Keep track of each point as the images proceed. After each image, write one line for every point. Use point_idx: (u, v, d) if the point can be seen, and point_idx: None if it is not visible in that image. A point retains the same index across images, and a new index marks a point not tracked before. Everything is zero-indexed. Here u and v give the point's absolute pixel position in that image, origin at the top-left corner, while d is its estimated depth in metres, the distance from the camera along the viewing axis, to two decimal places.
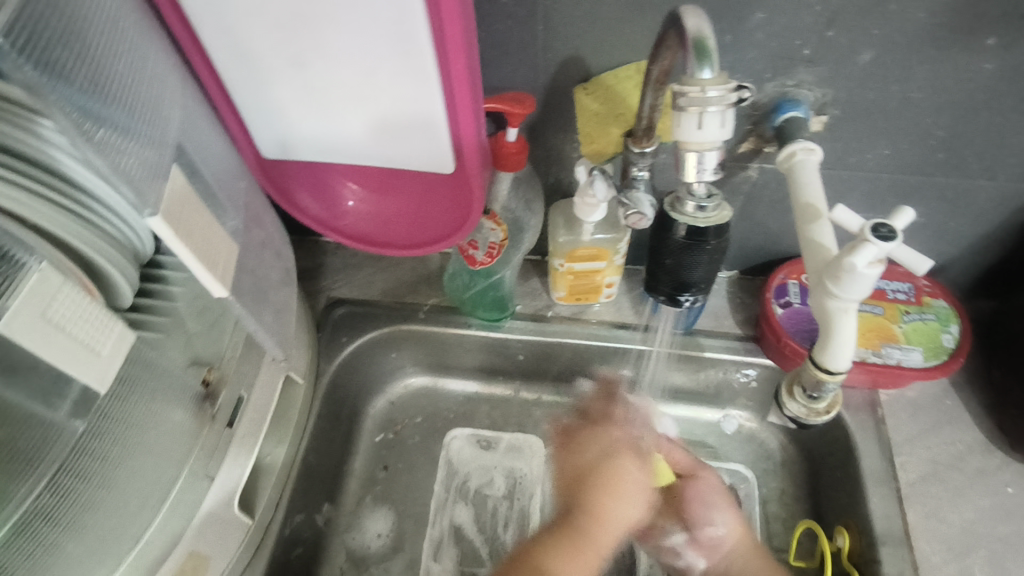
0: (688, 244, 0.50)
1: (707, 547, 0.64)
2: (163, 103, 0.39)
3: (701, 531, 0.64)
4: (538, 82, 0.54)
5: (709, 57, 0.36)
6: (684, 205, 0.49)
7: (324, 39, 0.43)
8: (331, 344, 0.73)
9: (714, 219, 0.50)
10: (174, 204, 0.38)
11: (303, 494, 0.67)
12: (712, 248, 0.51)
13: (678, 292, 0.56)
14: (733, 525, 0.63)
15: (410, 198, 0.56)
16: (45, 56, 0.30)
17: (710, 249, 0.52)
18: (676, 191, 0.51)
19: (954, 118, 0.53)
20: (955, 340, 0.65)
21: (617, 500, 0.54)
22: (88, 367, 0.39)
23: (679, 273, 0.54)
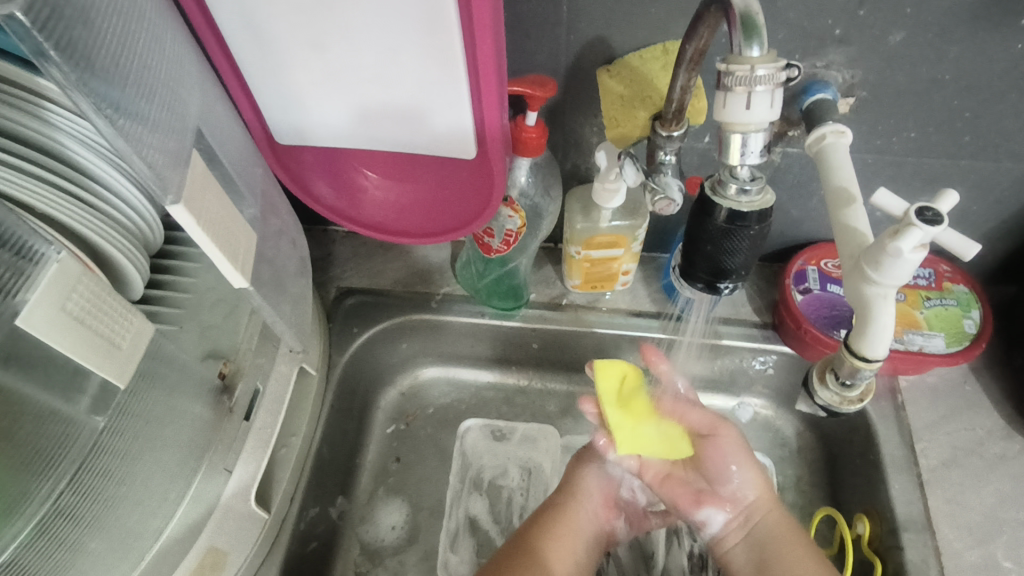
0: (728, 230, 0.49)
1: (728, 500, 0.61)
2: (182, 87, 0.38)
3: (721, 486, 0.62)
4: (559, 63, 0.53)
5: (758, 32, 0.35)
6: (727, 188, 0.48)
7: (345, 20, 0.41)
8: (343, 335, 0.72)
9: (758, 203, 0.48)
10: (194, 192, 0.36)
11: (317, 488, 0.66)
12: (755, 233, 0.49)
13: (715, 280, 0.53)
14: (754, 480, 0.61)
15: (428, 185, 0.55)
16: (66, 35, 0.29)
17: (753, 234, 0.50)
18: (717, 175, 0.49)
19: (984, 100, 0.52)
20: (977, 325, 0.64)
21: (580, 476, 0.64)
22: (111, 362, 0.38)
23: (717, 260, 0.51)
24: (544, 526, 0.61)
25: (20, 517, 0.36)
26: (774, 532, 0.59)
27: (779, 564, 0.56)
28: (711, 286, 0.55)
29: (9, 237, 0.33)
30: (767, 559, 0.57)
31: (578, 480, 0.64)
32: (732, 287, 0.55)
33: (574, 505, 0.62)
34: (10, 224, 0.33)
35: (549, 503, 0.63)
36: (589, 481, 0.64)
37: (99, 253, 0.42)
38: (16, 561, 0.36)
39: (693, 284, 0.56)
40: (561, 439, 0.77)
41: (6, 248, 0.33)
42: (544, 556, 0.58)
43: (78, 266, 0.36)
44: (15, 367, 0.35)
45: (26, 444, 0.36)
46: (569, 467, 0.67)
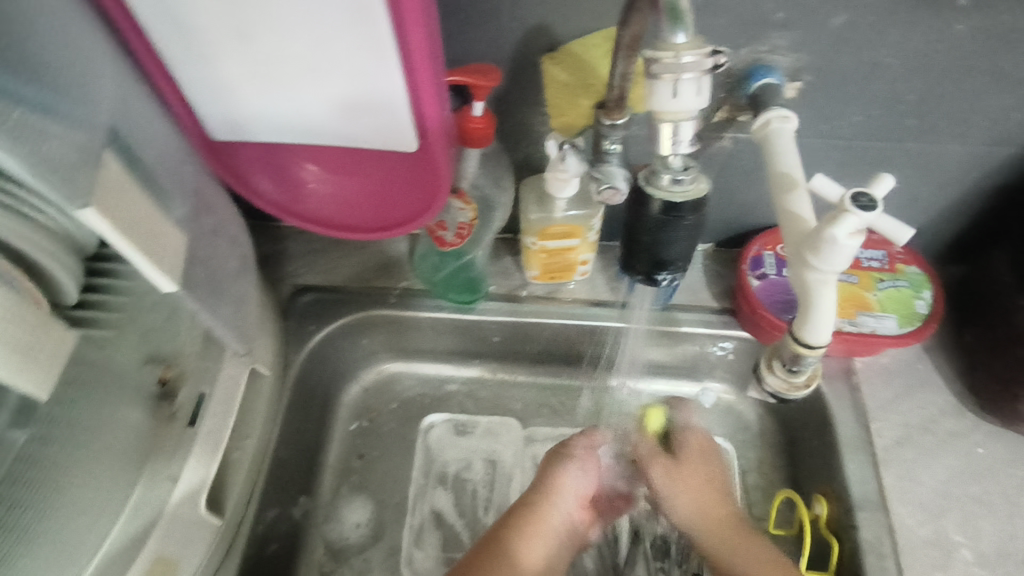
0: (664, 219, 0.49)
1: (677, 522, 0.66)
2: (89, 83, 0.36)
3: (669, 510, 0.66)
4: (503, 51, 0.51)
5: (683, 19, 0.35)
6: (660, 178, 0.48)
7: (269, 9, 0.40)
8: (298, 332, 0.70)
9: (691, 193, 0.48)
10: (107, 194, 0.34)
11: (275, 489, 0.65)
12: (690, 223, 0.49)
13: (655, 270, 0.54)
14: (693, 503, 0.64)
15: (373, 178, 0.53)
16: None
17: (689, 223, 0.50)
18: (651, 164, 0.49)
19: (926, 83, 0.52)
20: (927, 305, 0.65)
21: (554, 473, 0.64)
22: (28, 372, 0.36)
23: (655, 251, 0.52)
24: (517, 527, 0.60)
25: None
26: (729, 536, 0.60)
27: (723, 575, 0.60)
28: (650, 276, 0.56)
29: None
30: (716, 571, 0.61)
31: (552, 480, 0.63)
32: (670, 278, 0.57)
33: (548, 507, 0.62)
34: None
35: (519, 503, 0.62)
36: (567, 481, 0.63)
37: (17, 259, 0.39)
38: None
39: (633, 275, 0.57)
40: (524, 429, 0.76)
41: None
42: (516, 558, 0.58)
43: None
44: None
45: None
46: (545, 462, 0.66)
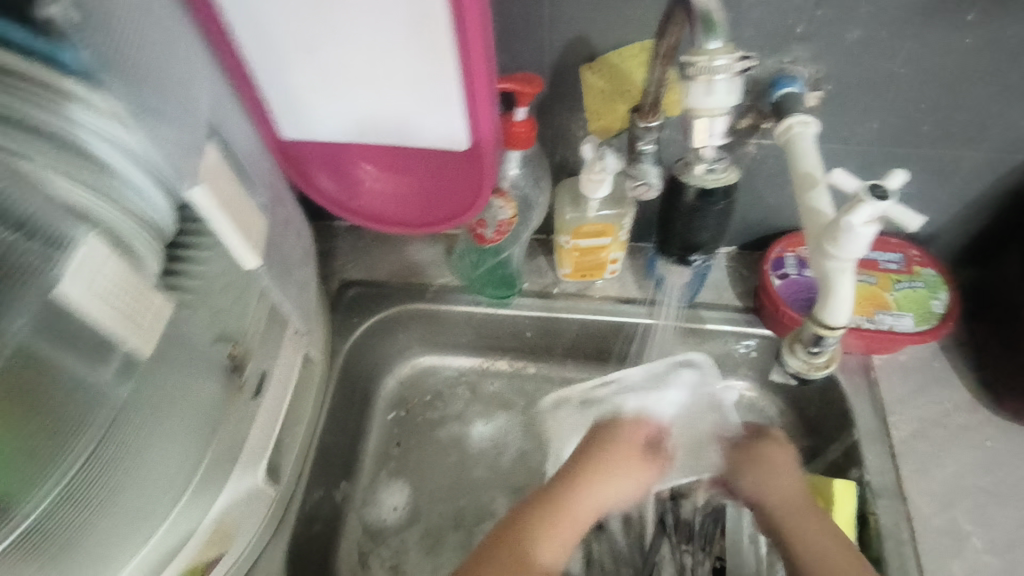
0: (698, 205, 0.54)
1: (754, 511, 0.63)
2: (198, 89, 0.43)
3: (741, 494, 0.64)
4: (545, 61, 0.57)
5: (716, 28, 0.39)
6: (695, 168, 0.51)
7: (346, 24, 0.45)
8: (344, 325, 0.76)
9: (723, 180, 0.52)
10: (209, 176, 0.41)
11: (322, 468, 0.69)
12: (720, 208, 0.54)
13: (688, 252, 0.59)
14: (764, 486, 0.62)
15: (423, 178, 0.59)
16: (98, 35, 0.35)
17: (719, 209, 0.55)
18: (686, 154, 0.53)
19: (939, 92, 0.56)
20: (943, 305, 0.68)
21: (620, 469, 0.61)
22: (131, 335, 0.39)
23: (688, 234, 0.57)
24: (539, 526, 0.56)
25: (52, 475, 0.39)
26: (830, 566, 0.54)
27: (798, 539, 0.57)
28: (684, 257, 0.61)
29: (37, 227, 0.36)
30: (785, 538, 0.58)
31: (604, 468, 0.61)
32: (702, 257, 0.62)
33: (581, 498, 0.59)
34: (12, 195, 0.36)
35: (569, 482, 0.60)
36: (622, 472, 0.61)
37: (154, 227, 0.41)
38: (40, 527, 0.39)
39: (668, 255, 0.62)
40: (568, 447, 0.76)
41: (36, 239, 0.36)
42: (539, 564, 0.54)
43: (107, 247, 0.37)
44: (50, 335, 0.37)
45: (54, 411, 0.39)
46: (600, 438, 0.63)
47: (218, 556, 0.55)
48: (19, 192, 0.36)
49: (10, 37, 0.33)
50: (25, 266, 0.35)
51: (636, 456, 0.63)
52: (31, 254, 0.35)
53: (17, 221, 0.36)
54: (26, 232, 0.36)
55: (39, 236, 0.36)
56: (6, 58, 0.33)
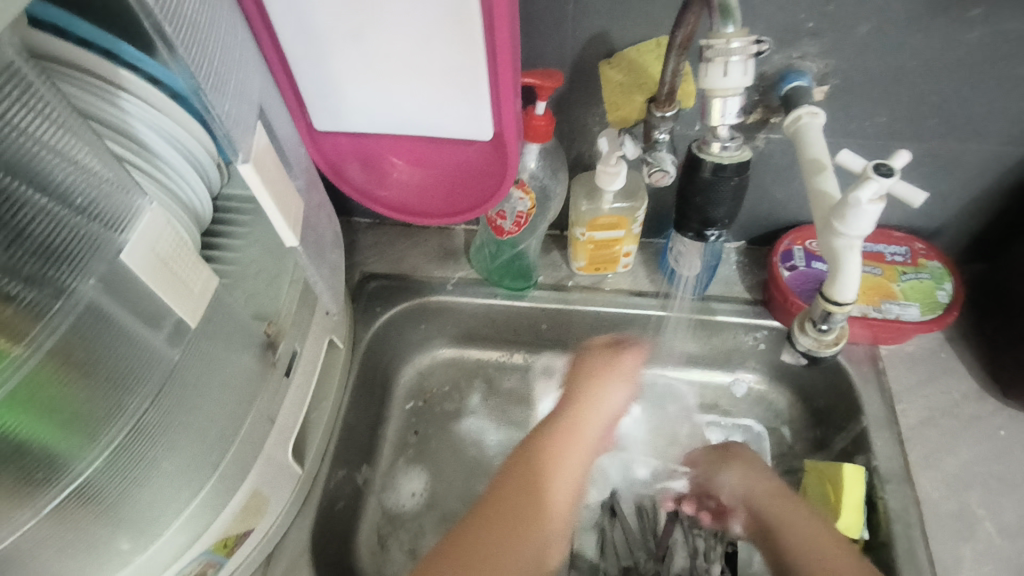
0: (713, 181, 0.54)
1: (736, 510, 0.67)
2: (249, 76, 0.46)
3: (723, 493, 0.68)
4: (566, 57, 0.60)
5: (732, 15, 0.42)
6: (710, 146, 0.54)
7: (384, 17, 0.48)
8: (366, 315, 0.78)
9: (737, 158, 0.54)
10: (260, 155, 0.44)
11: (344, 452, 0.72)
12: (737, 183, 0.55)
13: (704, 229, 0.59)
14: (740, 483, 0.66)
15: (447, 170, 0.61)
16: (180, 17, 0.37)
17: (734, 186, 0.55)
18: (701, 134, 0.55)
19: (943, 86, 0.59)
20: (949, 295, 0.70)
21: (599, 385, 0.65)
22: (183, 301, 0.43)
23: (704, 211, 0.57)
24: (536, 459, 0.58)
25: (113, 427, 0.42)
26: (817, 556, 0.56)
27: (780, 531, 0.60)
28: (699, 235, 0.61)
29: (99, 203, 0.39)
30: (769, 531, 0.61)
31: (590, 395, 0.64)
32: (717, 235, 0.61)
33: (576, 425, 0.62)
34: (74, 179, 0.38)
35: (553, 417, 0.63)
36: (595, 399, 0.64)
37: (186, 203, 0.49)
38: (96, 480, 0.42)
39: (684, 234, 0.61)
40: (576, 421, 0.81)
41: (96, 215, 0.39)
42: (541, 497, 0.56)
43: (165, 218, 0.42)
44: (116, 293, 0.40)
45: (111, 368, 0.41)
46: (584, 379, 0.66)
47: (249, 529, 0.57)
48: (80, 177, 0.38)
49: (77, 29, 0.43)
50: (88, 238, 0.38)
51: (609, 373, 0.66)
52: (88, 231, 0.38)
53: (80, 202, 0.38)
54: (88, 214, 0.38)
55: (99, 216, 0.39)
56: (74, 52, 0.42)
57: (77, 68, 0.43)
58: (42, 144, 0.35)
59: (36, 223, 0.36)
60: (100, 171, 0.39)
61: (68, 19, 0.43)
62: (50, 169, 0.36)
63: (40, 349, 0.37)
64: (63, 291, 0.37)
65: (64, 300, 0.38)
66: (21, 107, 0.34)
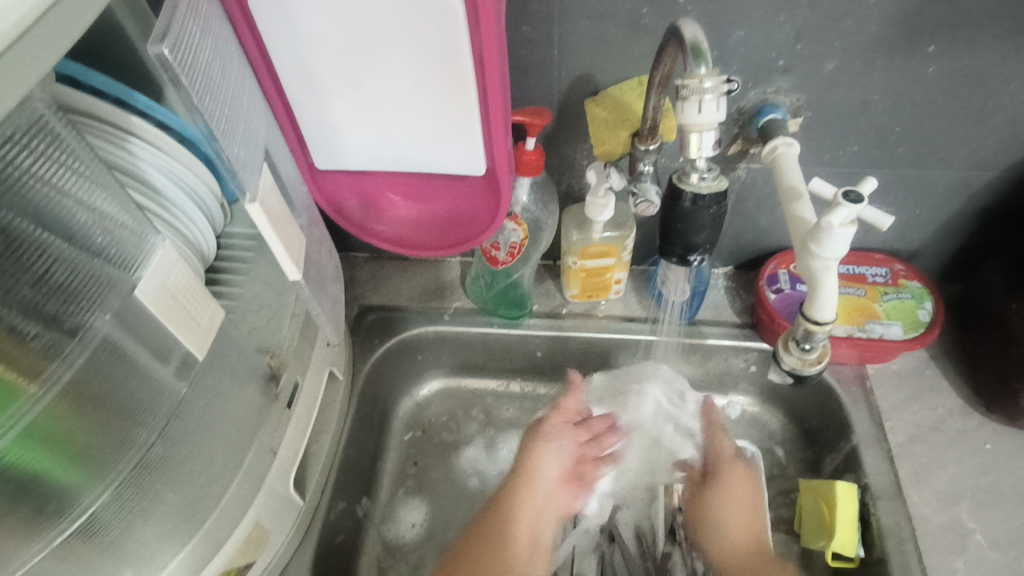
0: (694, 210, 0.57)
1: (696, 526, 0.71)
2: (254, 120, 0.49)
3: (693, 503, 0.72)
4: (553, 96, 0.63)
5: (704, 56, 0.45)
6: (689, 177, 0.56)
7: (381, 62, 0.51)
8: (365, 347, 0.80)
9: (714, 188, 0.57)
10: (266, 194, 0.47)
11: (344, 483, 0.72)
12: (715, 212, 0.57)
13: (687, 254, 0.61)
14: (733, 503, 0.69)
15: (442, 205, 0.64)
16: (194, 71, 0.40)
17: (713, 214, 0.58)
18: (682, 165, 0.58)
19: (909, 116, 0.62)
20: (929, 314, 0.73)
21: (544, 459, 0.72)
22: (191, 335, 0.45)
23: (686, 237, 0.59)
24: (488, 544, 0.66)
25: (120, 460, 0.44)
26: None
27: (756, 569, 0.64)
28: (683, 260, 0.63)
29: (112, 245, 0.42)
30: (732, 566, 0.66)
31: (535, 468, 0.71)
32: (700, 261, 0.63)
33: (526, 494, 0.70)
34: (90, 224, 0.41)
35: (503, 490, 0.71)
36: (541, 460, 0.72)
37: (191, 242, 0.51)
38: (99, 516, 0.43)
39: (668, 259, 0.63)
40: None
41: (108, 256, 0.41)
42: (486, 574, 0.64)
43: (177, 254, 0.44)
44: (127, 325, 0.42)
45: (122, 402, 0.43)
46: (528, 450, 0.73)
47: (250, 562, 0.58)
48: (97, 222, 0.41)
49: (93, 81, 0.47)
50: (98, 279, 0.41)
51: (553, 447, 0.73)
52: (97, 270, 0.41)
53: (96, 243, 0.41)
54: (103, 254, 0.41)
55: (112, 258, 0.42)
56: (90, 102, 0.46)
57: (93, 117, 0.46)
58: (61, 192, 0.39)
59: (56, 265, 0.39)
60: (117, 215, 0.42)
61: (86, 72, 0.47)
62: (69, 213, 0.40)
63: (56, 384, 0.39)
64: (79, 328, 0.40)
65: (78, 339, 0.40)
66: (46, 159, 0.38)
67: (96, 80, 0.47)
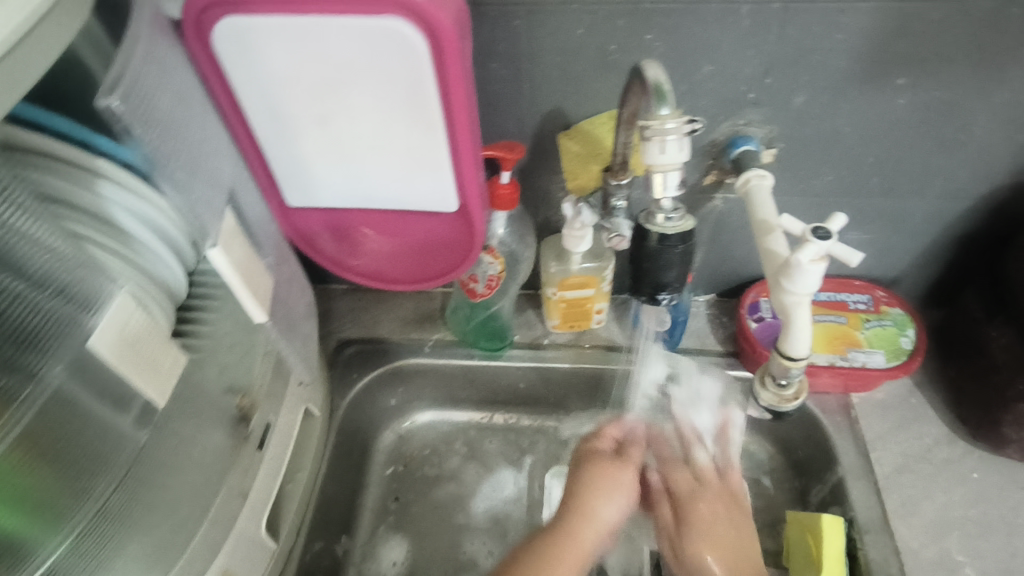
0: (660, 249, 0.56)
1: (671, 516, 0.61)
2: (218, 163, 0.49)
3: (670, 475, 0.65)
4: (526, 131, 0.63)
5: (667, 97, 0.45)
6: (655, 218, 0.56)
7: (348, 103, 0.51)
8: (343, 381, 0.79)
9: (680, 227, 0.56)
10: (229, 238, 0.47)
11: (321, 523, 0.71)
12: (681, 251, 0.57)
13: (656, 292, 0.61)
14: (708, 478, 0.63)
15: (416, 240, 0.63)
16: (150, 118, 0.39)
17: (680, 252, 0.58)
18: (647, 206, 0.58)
19: (883, 146, 0.62)
20: (912, 341, 0.72)
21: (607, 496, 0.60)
22: (152, 382, 0.44)
23: (655, 275, 0.59)
24: None
25: (75, 515, 0.43)
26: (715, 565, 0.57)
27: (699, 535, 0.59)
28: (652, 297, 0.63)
29: (74, 286, 0.40)
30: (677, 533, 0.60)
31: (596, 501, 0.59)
32: (670, 299, 0.63)
33: (575, 545, 0.56)
34: (52, 266, 0.40)
35: (553, 528, 0.57)
36: (603, 507, 0.59)
37: (161, 284, 0.51)
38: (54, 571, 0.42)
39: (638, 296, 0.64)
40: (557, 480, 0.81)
41: (69, 298, 0.40)
42: None
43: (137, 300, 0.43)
44: (83, 379, 0.41)
45: (80, 452, 0.42)
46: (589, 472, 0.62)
47: None
48: (57, 263, 0.40)
49: (57, 125, 0.46)
50: (57, 326, 0.40)
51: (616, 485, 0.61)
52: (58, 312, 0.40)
53: (57, 287, 0.40)
54: (65, 295, 0.40)
55: (73, 299, 0.40)
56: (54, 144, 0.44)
57: (59, 159, 0.45)
58: (19, 236, 0.38)
59: (12, 310, 0.38)
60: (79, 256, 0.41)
61: (50, 116, 0.46)
62: (27, 258, 0.39)
63: (11, 434, 0.38)
64: (32, 378, 0.39)
65: (34, 386, 0.39)
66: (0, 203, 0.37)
67: (62, 125, 0.46)
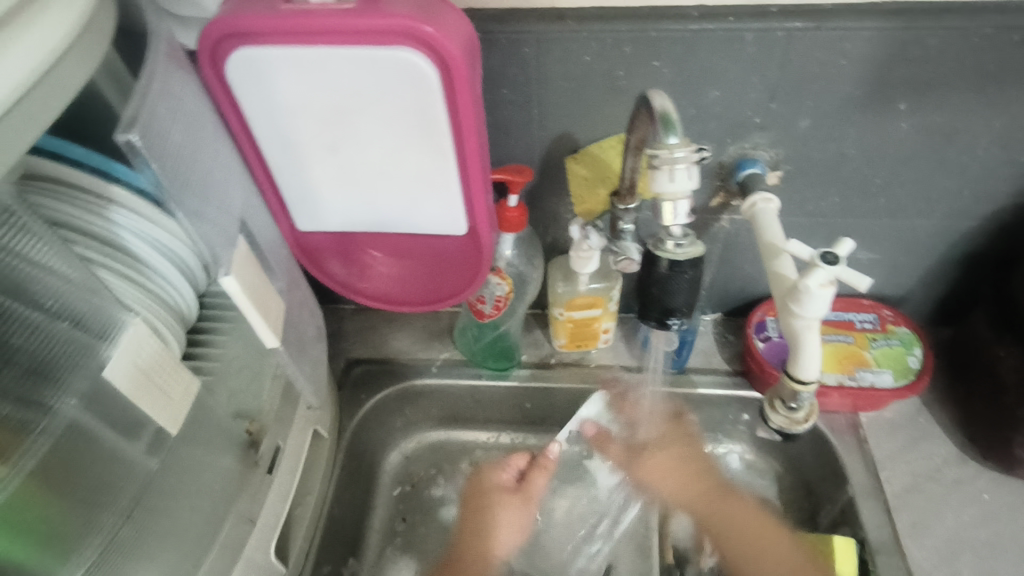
0: (670, 274, 0.57)
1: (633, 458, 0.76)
2: (230, 190, 0.49)
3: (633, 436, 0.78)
4: (534, 154, 0.64)
5: (674, 125, 0.46)
6: (665, 244, 0.57)
7: (358, 129, 0.52)
8: (351, 402, 0.79)
9: (691, 252, 0.57)
10: (242, 266, 0.47)
11: (329, 545, 0.70)
12: (691, 277, 0.57)
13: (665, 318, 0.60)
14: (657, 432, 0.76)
15: (425, 262, 0.64)
16: (164, 150, 0.40)
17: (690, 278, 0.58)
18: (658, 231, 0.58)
19: (887, 168, 0.63)
20: (920, 360, 0.72)
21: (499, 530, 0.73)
22: (162, 409, 0.44)
23: (663, 301, 0.59)
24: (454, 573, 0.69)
25: (85, 547, 0.42)
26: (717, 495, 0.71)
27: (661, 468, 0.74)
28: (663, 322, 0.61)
29: (83, 314, 0.41)
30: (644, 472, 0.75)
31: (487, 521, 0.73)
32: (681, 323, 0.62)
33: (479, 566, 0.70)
34: (66, 294, 0.41)
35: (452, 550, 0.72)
36: (504, 535, 0.73)
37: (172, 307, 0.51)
38: None
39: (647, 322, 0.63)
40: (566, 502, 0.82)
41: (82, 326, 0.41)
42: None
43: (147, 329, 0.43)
44: (94, 410, 0.41)
45: (90, 483, 0.42)
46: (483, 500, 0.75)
47: None
48: (70, 289, 0.41)
49: (72, 153, 0.47)
50: (71, 358, 0.41)
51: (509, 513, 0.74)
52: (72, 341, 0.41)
53: (70, 315, 0.41)
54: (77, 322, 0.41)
55: (86, 327, 0.41)
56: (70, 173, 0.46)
57: (74, 186, 0.46)
58: (30, 263, 0.39)
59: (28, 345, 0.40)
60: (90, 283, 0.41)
61: (64, 144, 0.47)
62: (40, 287, 0.40)
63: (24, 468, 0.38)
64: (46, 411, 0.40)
65: (48, 419, 0.40)
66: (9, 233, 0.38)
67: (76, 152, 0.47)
